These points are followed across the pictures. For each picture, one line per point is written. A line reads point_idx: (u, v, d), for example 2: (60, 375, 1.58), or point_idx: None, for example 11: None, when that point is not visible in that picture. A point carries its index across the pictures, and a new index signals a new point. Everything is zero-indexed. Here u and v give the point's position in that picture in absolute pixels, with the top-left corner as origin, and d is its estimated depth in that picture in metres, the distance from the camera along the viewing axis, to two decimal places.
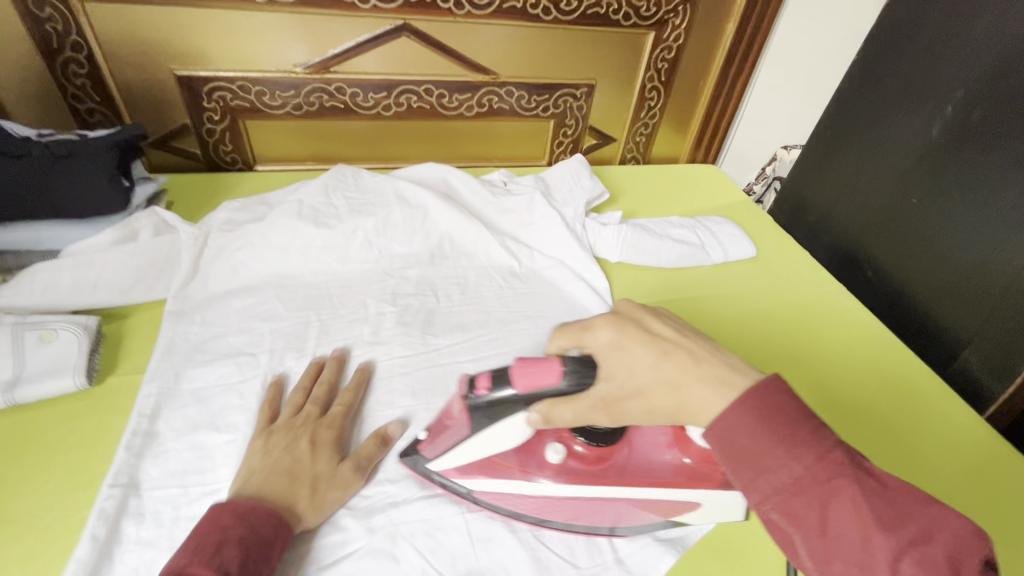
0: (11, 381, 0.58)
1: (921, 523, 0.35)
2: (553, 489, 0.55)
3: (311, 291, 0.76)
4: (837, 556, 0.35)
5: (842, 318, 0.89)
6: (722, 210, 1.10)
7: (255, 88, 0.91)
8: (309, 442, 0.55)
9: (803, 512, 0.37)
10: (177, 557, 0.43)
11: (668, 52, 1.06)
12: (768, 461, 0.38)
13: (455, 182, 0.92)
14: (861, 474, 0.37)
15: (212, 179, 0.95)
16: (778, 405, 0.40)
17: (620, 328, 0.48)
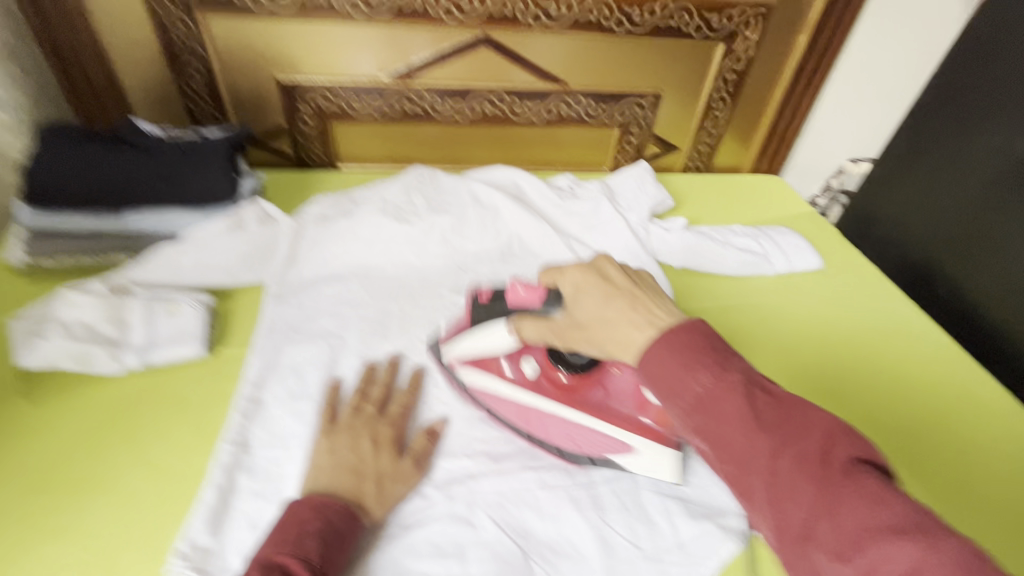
0: (144, 346, 0.67)
1: (798, 429, 0.40)
2: (524, 397, 0.63)
3: (392, 281, 0.82)
4: (733, 459, 0.40)
5: (854, 321, 0.90)
6: (786, 221, 1.10)
7: (345, 94, 0.99)
8: (370, 442, 0.57)
9: (705, 423, 0.42)
10: (262, 550, 0.46)
11: (738, 63, 1.08)
12: (684, 385, 0.43)
13: (526, 186, 0.96)
14: (753, 391, 0.42)
15: (302, 176, 1.04)
16: (692, 338, 0.44)
17: (600, 274, 0.53)
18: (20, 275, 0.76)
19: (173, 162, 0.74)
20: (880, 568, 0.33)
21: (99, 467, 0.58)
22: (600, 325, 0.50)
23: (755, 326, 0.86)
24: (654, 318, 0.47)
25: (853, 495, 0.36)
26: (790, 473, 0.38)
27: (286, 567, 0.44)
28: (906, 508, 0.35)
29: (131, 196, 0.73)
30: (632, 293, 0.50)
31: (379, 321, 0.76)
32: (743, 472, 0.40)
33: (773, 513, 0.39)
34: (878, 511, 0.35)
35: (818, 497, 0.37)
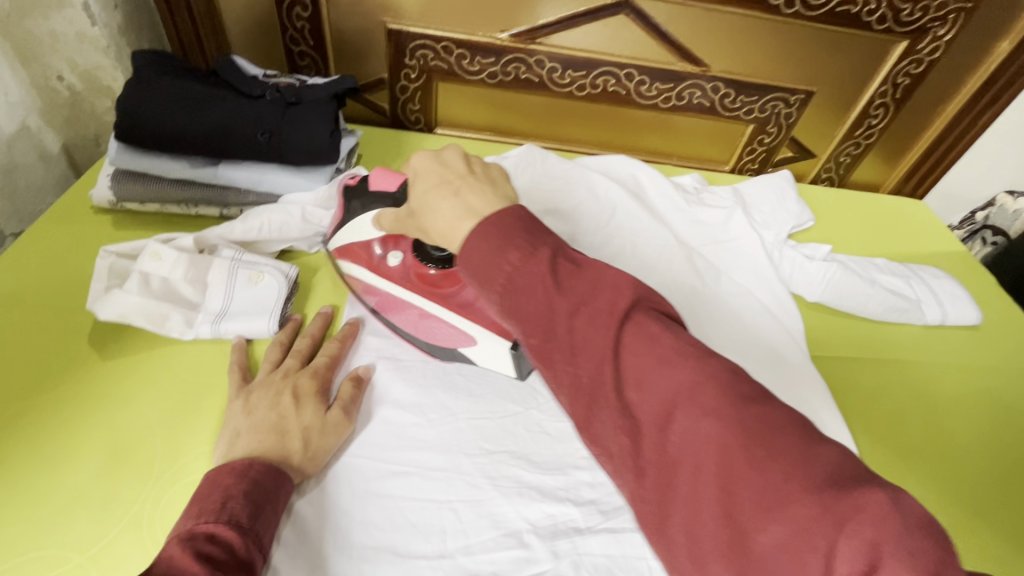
0: (219, 314, 0.59)
1: (589, 288, 0.37)
2: (391, 286, 0.62)
3: None
4: (532, 330, 0.37)
5: (910, 338, 0.79)
6: (933, 259, 0.94)
7: (457, 51, 0.88)
8: (291, 396, 0.52)
9: (513, 304, 0.38)
10: (179, 522, 0.40)
11: (916, 66, 0.91)
12: (502, 267, 0.38)
13: (645, 180, 0.85)
14: (559, 261, 0.39)
15: (397, 137, 0.95)
16: (507, 223, 0.40)
17: (435, 160, 0.49)
18: (106, 216, 0.71)
19: (275, 114, 0.66)
20: (657, 408, 0.34)
21: (178, 449, 0.51)
22: (424, 212, 0.47)
23: (898, 383, 0.74)
24: (469, 203, 0.44)
25: (637, 347, 0.36)
26: (582, 333, 0.36)
27: (213, 534, 0.39)
28: (675, 344, 0.35)
29: (227, 146, 0.66)
30: (467, 180, 0.46)
31: None
32: (544, 342, 0.37)
33: (560, 376, 0.36)
34: (666, 361, 0.35)
35: (604, 353, 0.36)
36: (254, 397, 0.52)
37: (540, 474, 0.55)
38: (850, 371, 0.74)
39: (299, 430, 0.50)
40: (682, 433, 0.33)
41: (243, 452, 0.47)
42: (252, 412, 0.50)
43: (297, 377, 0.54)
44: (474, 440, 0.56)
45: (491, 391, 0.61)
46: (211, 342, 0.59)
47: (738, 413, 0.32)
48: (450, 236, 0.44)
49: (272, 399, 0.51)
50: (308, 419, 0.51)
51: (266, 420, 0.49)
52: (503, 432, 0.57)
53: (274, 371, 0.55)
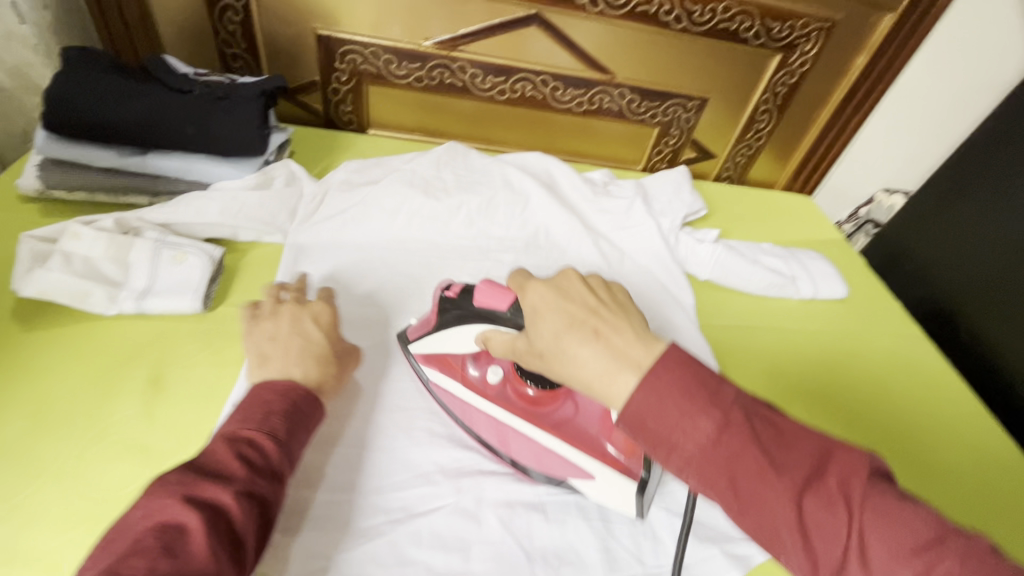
0: (143, 291, 0.63)
1: (796, 458, 0.38)
2: (488, 407, 0.59)
3: (411, 257, 0.80)
4: (752, 507, 0.38)
5: (787, 310, 0.90)
6: (814, 245, 1.07)
7: (385, 56, 0.96)
8: (311, 323, 0.59)
9: (717, 471, 0.39)
10: (228, 427, 0.47)
11: (791, 77, 1.05)
12: (678, 434, 0.39)
13: (558, 173, 0.93)
14: (756, 424, 0.40)
15: (330, 136, 1.00)
16: (682, 381, 0.40)
17: (558, 289, 0.48)
18: (33, 205, 0.73)
19: (203, 110, 0.71)
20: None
21: (101, 412, 0.55)
22: (557, 355, 0.46)
23: (776, 347, 0.84)
24: (613, 347, 0.44)
25: (876, 525, 0.36)
26: (814, 514, 0.37)
27: (252, 441, 0.46)
28: (915, 515, 0.36)
29: (156, 137, 0.70)
30: (600, 317, 0.46)
31: (398, 299, 0.74)
32: (771, 520, 0.38)
33: (793, 553, 0.38)
34: (899, 530, 0.35)
35: (841, 531, 0.36)
36: (273, 326, 0.58)
37: (448, 424, 0.61)
38: (734, 337, 0.84)
39: (324, 355, 0.57)
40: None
41: (277, 373, 0.52)
42: (277, 338, 0.56)
43: (312, 310, 0.60)
44: (389, 398, 0.62)
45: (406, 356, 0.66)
46: (139, 317, 0.63)
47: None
48: (606, 391, 0.43)
49: (293, 328, 0.57)
50: (329, 346, 0.58)
51: (293, 345, 0.56)
52: (416, 392, 0.63)
53: (285, 303, 0.61)
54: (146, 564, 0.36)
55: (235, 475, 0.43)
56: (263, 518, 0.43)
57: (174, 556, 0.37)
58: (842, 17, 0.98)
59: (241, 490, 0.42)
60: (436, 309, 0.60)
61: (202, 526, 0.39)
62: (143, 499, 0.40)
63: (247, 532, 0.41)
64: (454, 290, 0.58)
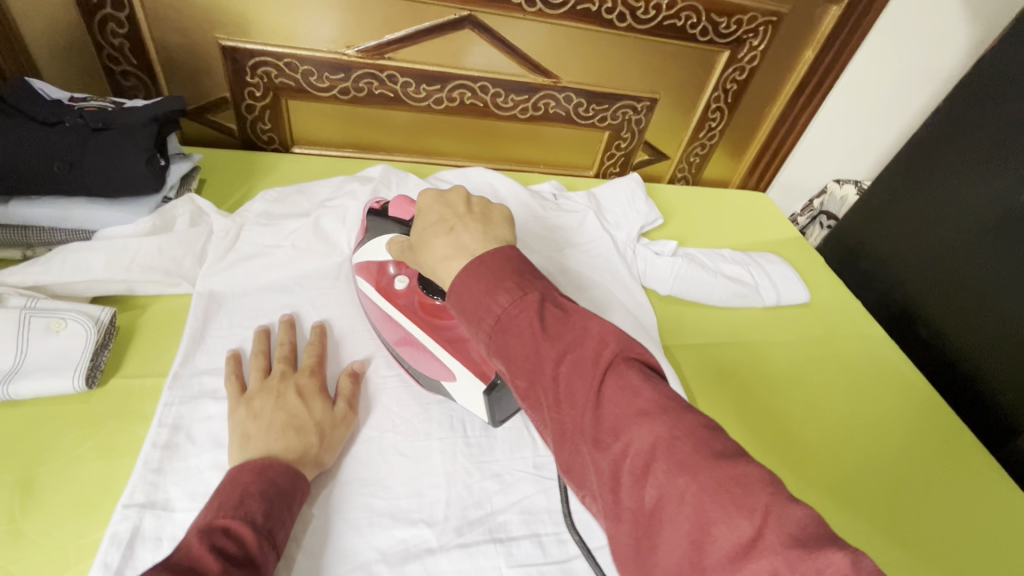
0: (9, 372, 0.52)
1: (577, 336, 0.38)
2: (391, 308, 0.63)
3: (344, 296, 0.71)
4: (518, 371, 0.38)
5: (750, 320, 0.87)
6: (772, 246, 1.04)
7: (302, 67, 0.86)
8: (295, 394, 0.54)
9: (502, 343, 0.39)
10: (201, 516, 0.42)
11: (741, 73, 1.01)
12: (484, 302, 0.39)
13: (503, 189, 0.87)
14: (547, 305, 0.39)
15: (247, 159, 0.90)
16: (498, 264, 0.41)
17: (440, 197, 0.50)
18: None
19: (78, 142, 0.60)
20: (629, 454, 0.33)
21: None
22: (421, 246, 0.48)
23: (742, 363, 0.80)
24: (462, 241, 0.45)
25: (616, 392, 0.35)
26: (570, 381, 0.36)
27: (228, 530, 0.40)
28: (657, 395, 0.35)
29: (18, 180, 0.59)
30: (461, 219, 0.47)
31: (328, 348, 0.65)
32: (531, 384, 0.38)
33: (549, 419, 0.37)
34: (636, 402, 0.34)
35: (591, 399, 0.35)
36: (255, 402, 0.53)
37: (392, 498, 0.54)
38: (698, 354, 0.80)
39: (312, 425, 0.52)
40: (659, 486, 0.32)
41: (258, 451, 0.48)
42: (259, 415, 0.51)
43: (295, 379, 0.56)
44: (322, 474, 0.54)
45: None
46: (6, 405, 0.53)
47: (708, 469, 0.31)
48: (441, 274, 0.45)
49: (276, 400, 0.53)
50: (316, 414, 0.53)
51: (277, 419, 0.51)
52: (354, 462, 0.56)
53: (266, 379, 0.56)
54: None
55: (213, 564, 0.36)
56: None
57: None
58: (789, 10, 0.94)
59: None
60: (365, 224, 0.67)
61: None
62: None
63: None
64: (380, 205, 0.66)
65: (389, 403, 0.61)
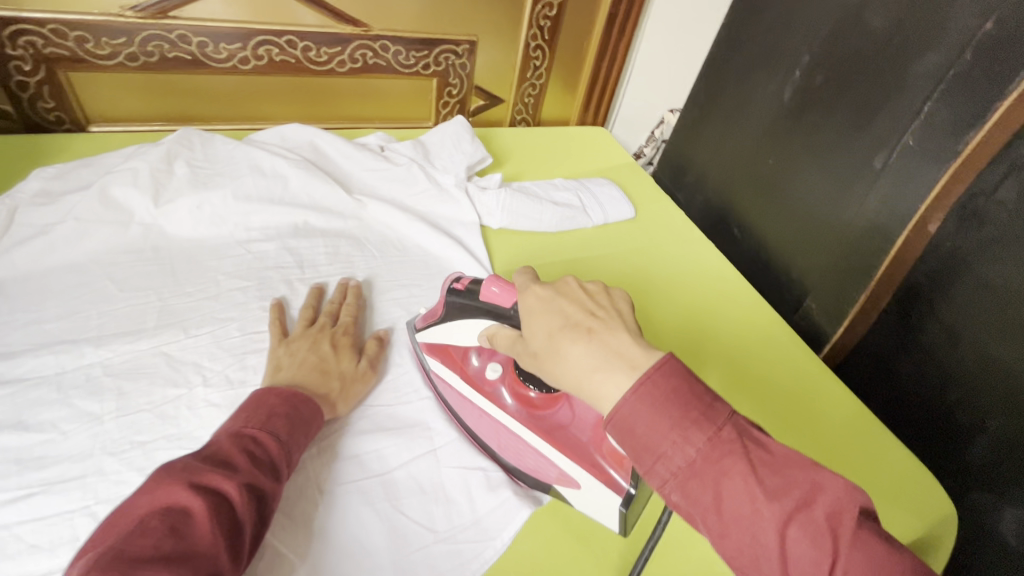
0: None
1: (798, 487, 0.35)
2: (496, 416, 0.60)
3: (150, 267, 0.69)
4: (732, 528, 0.35)
5: (587, 241, 0.94)
6: (607, 172, 1.11)
7: (74, 34, 0.79)
8: (330, 345, 0.62)
9: (699, 493, 0.36)
10: (231, 423, 0.49)
11: (551, 9, 1.05)
12: (666, 447, 0.37)
13: (324, 145, 0.86)
14: (748, 446, 0.36)
15: (32, 142, 0.83)
16: (674, 389, 0.38)
17: (557, 298, 0.47)
18: None
19: None
20: None
21: None
22: (552, 357, 0.45)
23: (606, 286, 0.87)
24: (611, 350, 0.42)
25: (859, 567, 0.32)
26: (795, 543, 0.33)
27: (256, 438, 0.48)
28: (899, 566, 0.32)
29: None
30: (598, 321, 0.44)
31: (129, 318, 0.63)
32: (747, 546, 0.35)
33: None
34: (885, 572, 0.32)
35: (824, 566, 0.33)
36: (294, 344, 0.61)
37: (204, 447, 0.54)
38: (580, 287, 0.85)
39: (337, 372, 0.60)
40: None
41: (285, 381, 0.56)
42: (295, 353, 0.60)
43: (333, 332, 0.64)
44: (120, 437, 0.53)
45: (140, 386, 0.57)
46: None
47: None
48: (594, 393, 0.41)
49: (313, 345, 0.61)
50: (343, 364, 0.61)
51: (310, 360, 0.59)
52: (158, 420, 0.55)
53: (309, 328, 0.64)
54: (149, 544, 0.37)
55: (241, 466, 0.45)
56: (263, 513, 0.45)
57: (178, 535, 0.38)
58: None
59: (244, 482, 0.44)
60: (444, 302, 0.62)
61: (206, 511, 0.40)
62: (149, 485, 0.41)
63: (246, 522, 0.42)
64: (463, 284, 0.59)
65: (200, 359, 0.60)
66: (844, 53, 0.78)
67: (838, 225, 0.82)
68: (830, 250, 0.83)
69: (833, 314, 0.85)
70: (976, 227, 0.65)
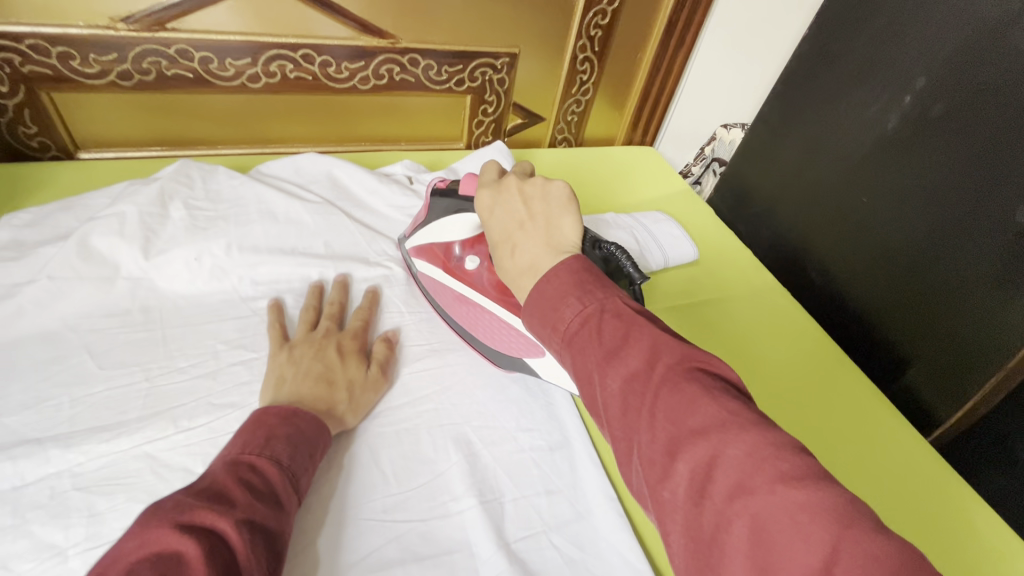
0: None
1: (635, 347, 0.35)
2: (473, 292, 0.61)
3: (138, 334, 0.57)
4: (581, 384, 0.36)
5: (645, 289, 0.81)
6: (662, 202, 0.98)
7: (58, 50, 0.68)
8: (335, 352, 0.56)
9: (563, 354, 0.38)
10: (224, 449, 0.43)
11: (603, 17, 0.92)
12: (550, 313, 0.39)
13: (345, 177, 0.75)
14: (608, 317, 0.37)
15: (11, 174, 0.72)
16: (566, 276, 0.40)
17: (500, 198, 0.50)
18: None
19: None
20: (684, 474, 0.30)
21: None
22: (495, 253, 0.49)
23: None
24: (533, 243, 0.45)
25: (672, 410, 0.32)
26: (623, 394, 0.34)
27: (254, 466, 0.41)
28: (720, 408, 0.31)
29: None
30: (528, 221, 0.47)
31: (108, 407, 0.51)
32: (591, 399, 0.36)
33: (608, 433, 0.35)
34: (698, 421, 0.31)
35: (640, 416, 0.33)
36: (297, 350, 0.56)
37: None
38: None
39: (344, 381, 0.54)
40: (715, 509, 0.29)
41: (287, 396, 0.50)
42: (297, 362, 0.54)
43: (337, 339, 0.58)
44: None
45: (117, 504, 0.46)
46: None
47: (771, 496, 0.27)
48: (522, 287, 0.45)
49: (316, 353, 0.56)
50: (350, 373, 0.55)
51: (314, 370, 0.54)
52: None
53: (313, 333, 0.59)
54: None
55: (240, 499, 0.38)
56: (271, 554, 0.38)
57: None
58: None
59: (246, 519, 0.37)
60: (429, 203, 0.66)
61: (204, 556, 0.32)
62: (139, 526, 0.34)
63: (253, 568, 0.35)
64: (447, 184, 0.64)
65: (192, 464, 0.49)
66: (978, 78, 0.64)
67: (947, 282, 0.69)
68: (945, 313, 0.69)
69: (941, 390, 0.70)
70: None
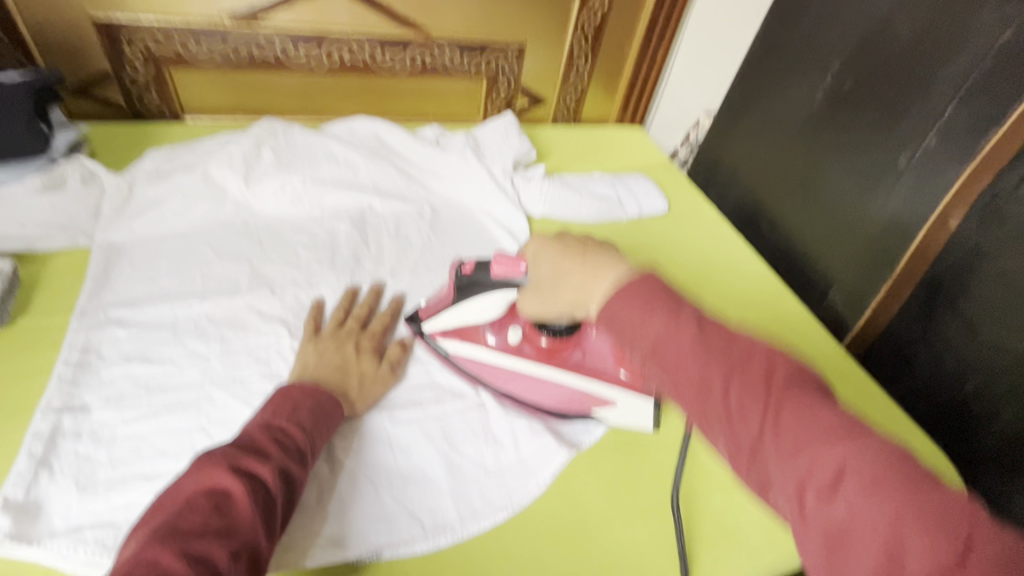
0: None
1: (744, 355, 0.43)
2: (517, 363, 0.67)
3: (241, 237, 0.79)
4: (690, 391, 0.43)
5: (622, 232, 1.01)
6: (642, 169, 1.18)
7: (180, 36, 0.91)
8: (354, 347, 0.66)
9: (664, 368, 0.44)
10: (260, 414, 0.54)
11: (595, 17, 1.13)
12: (646, 326, 0.45)
13: (387, 136, 0.96)
14: (704, 327, 0.45)
15: (139, 130, 0.95)
16: (655, 292, 0.47)
17: (554, 249, 0.58)
18: None
19: None
20: (815, 470, 0.37)
21: None
22: (562, 293, 0.56)
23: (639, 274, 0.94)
24: (602, 278, 0.51)
25: (793, 415, 0.40)
26: (740, 402, 0.41)
27: (284, 429, 0.52)
28: (837, 419, 0.39)
29: None
30: (586, 264, 0.54)
31: (227, 279, 0.73)
32: (702, 403, 0.43)
33: (722, 434, 0.42)
34: (816, 425, 0.39)
35: (759, 416, 0.41)
36: (323, 343, 0.65)
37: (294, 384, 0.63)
38: None
39: (357, 372, 0.64)
40: (849, 502, 0.36)
41: (309, 377, 0.60)
42: (322, 352, 0.64)
43: (359, 336, 0.68)
44: (225, 372, 0.63)
45: (240, 334, 0.67)
46: None
47: (901, 490, 0.35)
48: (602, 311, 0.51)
49: (337, 346, 0.65)
50: (364, 366, 0.65)
51: (333, 359, 0.64)
52: (254, 362, 0.65)
53: (339, 329, 0.68)
54: (198, 520, 0.41)
55: (272, 453, 0.49)
56: (293, 496, 0.49)
57: (221, 514, 0.42)
58: None
59: (277, 468, 0.48)
60: (453, 288, 0.67)
61: (243, 491, 0.44)
62: (191, 471, 0.45)
63: (279, 502, 0.47)
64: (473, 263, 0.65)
65: (286, 316, 0.70)
66: (875, 58, 0.83)
67: (863, 220, 0.86)
68: (858, 245, 0.88)
69: (854, 305, 0.89)
70: (997, 223, 0.71)
